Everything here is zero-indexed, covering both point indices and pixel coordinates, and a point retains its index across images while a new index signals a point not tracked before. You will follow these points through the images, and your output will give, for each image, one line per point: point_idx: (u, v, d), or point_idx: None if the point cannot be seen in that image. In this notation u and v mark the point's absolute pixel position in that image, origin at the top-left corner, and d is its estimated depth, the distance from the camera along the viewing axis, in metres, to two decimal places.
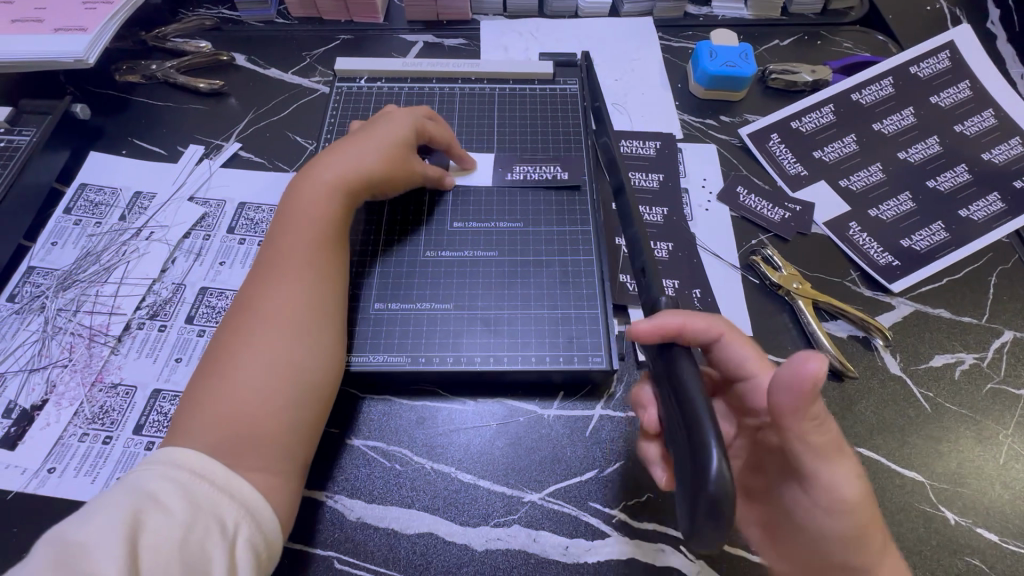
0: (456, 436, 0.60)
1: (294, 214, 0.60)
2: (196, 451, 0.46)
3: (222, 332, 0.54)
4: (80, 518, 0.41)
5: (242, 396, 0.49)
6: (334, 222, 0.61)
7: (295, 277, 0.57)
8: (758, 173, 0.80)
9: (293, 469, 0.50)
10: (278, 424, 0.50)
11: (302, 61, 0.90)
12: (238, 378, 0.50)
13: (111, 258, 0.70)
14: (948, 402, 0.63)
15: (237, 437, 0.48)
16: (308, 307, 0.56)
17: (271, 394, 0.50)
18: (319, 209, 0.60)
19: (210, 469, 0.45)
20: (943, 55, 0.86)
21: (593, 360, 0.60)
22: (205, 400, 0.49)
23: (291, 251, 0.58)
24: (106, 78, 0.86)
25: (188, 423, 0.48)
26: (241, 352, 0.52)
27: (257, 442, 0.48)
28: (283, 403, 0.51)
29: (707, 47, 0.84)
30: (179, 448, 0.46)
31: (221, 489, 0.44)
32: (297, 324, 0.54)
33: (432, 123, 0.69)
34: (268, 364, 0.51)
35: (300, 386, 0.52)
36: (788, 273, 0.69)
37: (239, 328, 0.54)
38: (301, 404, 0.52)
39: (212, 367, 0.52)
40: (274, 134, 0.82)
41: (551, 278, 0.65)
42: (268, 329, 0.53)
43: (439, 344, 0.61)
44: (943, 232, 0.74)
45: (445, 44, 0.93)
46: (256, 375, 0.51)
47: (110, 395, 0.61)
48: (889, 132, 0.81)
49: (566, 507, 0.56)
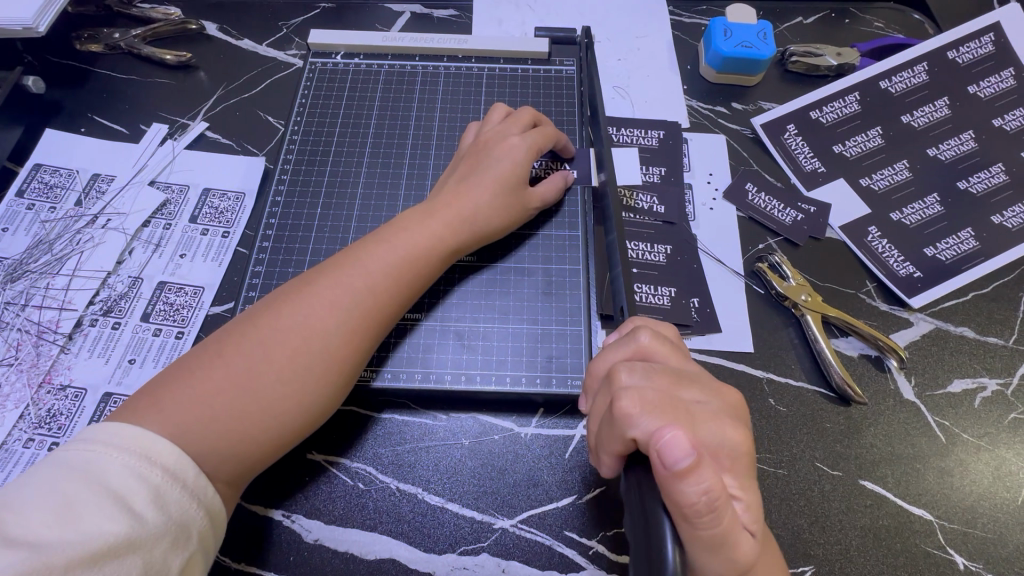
0: (425, 454, 0.55)
1: (381, 243, 0.53)
2: (166, 442, 0.41)
3: (245, 318, 0.49)
4: (28, 508, 0.36)
5: (225, 401, 0.45)
6: (424, 256, 0.54)
7: (348, 306, 0.50)
8: (770, 169, 0.72)
9: (252, 477, 0.47)
10: (252, 445, 0.45)
11: (279, 32, 0.83)
12: (231, 379, 0.45)
13: (64, 248, 0.65)
14: (965, 433, 0.57)
15: (202, 443, 0.43)
16: (344, 345, 0.49)
17: (259, 414, 0.45)
18: (417, 242, 0.54)
19: (181, 470, 0.41)
20: (986, 38, 0.77)
21: (572, 384, 0.55)
22: (195, 380, 0.45)
23: (364, 279, 0.51)
24: (65, 46, 0.80)
25: (166, 395, 0.44)
26: (253, 349, 0.47)
27: (220, 456, 0.44)
28: (269, 425, 0.46)
29: (721, 24, 0.76)
30: (145, 432, 0.41)
31: (189, 494, 0.41)
32: (324, 357, 0.48)
33: (541, 132, 0.61)
34: (274, 382, 0.46)
35: (291, 420, 0.47)
36: (797, 283, 0.63)
37: (265, 322, 0.48)
38: (284, 435, 0.47)
39: (224, 346, 0.47)
40: (244, 113, 0.76)
41: (533, 287, 0.60)
42: (293, 347, 0.47)
43: (409, 358, 0.56)
44: (972, 241, 0.67)
45: (434, 16, 0.85)
46: (255, 388, 0.46)
47: (59, 398, 0.57)
48: (920, 125, 0.73)
49: (540, 536, 0.52)
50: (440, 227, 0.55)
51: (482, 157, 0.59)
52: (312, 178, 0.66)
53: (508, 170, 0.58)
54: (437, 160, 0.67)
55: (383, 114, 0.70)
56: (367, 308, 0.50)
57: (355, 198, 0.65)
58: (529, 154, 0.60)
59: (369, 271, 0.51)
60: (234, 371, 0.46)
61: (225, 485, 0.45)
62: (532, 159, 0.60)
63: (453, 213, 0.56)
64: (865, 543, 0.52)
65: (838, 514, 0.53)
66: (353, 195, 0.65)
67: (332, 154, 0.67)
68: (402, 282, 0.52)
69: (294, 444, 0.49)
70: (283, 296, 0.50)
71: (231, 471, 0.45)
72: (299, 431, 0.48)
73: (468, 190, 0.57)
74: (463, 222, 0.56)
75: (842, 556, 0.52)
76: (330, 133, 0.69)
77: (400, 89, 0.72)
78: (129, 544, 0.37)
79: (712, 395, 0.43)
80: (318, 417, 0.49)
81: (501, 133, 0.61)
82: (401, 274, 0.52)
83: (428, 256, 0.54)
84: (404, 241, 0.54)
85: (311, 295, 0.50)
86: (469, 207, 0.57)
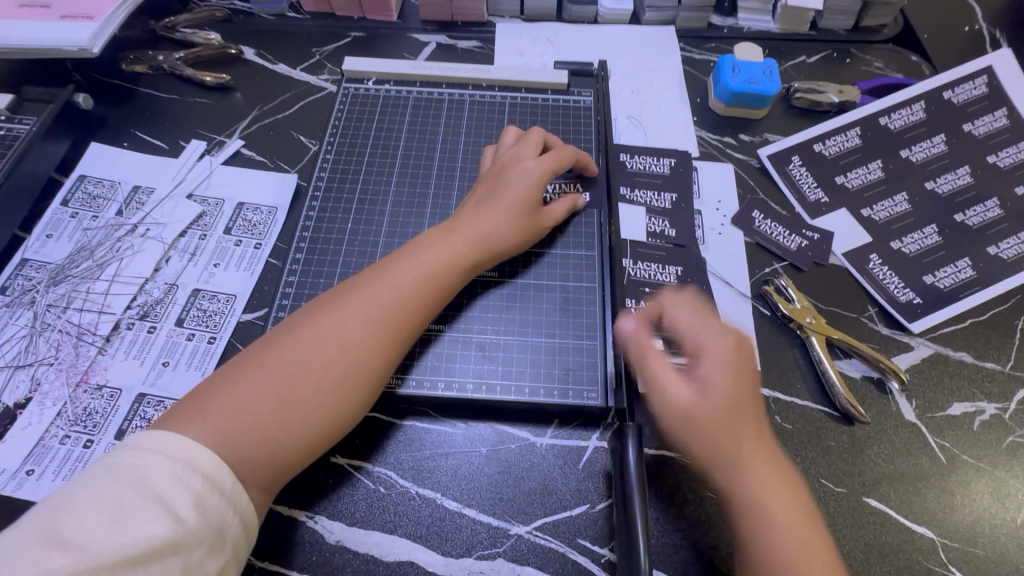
0: (444, 460, 0.57)
1: (409, 260, 0.57)
2: (207, 450, 0.44)
3: (280, 331, 0.52)
4: (79, 511, 0.38)
5: (264, 408, 0.47)
6: (448, 271, 0.57)
7: (377, 318, 0.53)
8: (775, 197, 0.76)
9: (283, 483, 0.49)
10: (288, 452, 0.48)
11: (312, 58, 0.88)
12: (269, 388, 0.48)
13: (105, 254, 0.69)
14: (965, 454, 0.59)
15: (243, 450, 0.45)
16: (374, 355, 0.52)
17: (296, 421, 0.48)
18: (441, 259, 0.57)
19: (219, 478, 0.43)
20: (979, 80, 0.82)
21: (587, 396, 0.58)
22: (235, 389, 0.48)
23: (393, 292, 0.54)
24: (112, 66, 0.85)
25: (207, 404, 0.47)
26: (290, 359, 0.49)
27: (258, 461, 0.46)
28: (304, 432, 0.48)
29: (729, 62, 0.81)
30: (187, 440, 0.44)
31: (225, 502, 0.43)
32: (356, 366, 0.51)
33: (556, 154, 0.65)
34: (309, 390, 0.49)
35: (324, 426, 0.49)
36: (801, 306, 0.66)
37: (300, 334, 0.51)
38: (318, 440, 0.49)
39: (262, 357, 0.50)
40: (278, 132, 0.80)
41: (551, 303, 0.63)
42: (327, 358, 0.50)
43: (432, 368, 0.59)
44: (969, 270, 0.70)
45: (458, 46, 0.90)
46: (292, 397, 0.48)
47: (95, 397, 0.60)
48: (918, 160, 0.77)
49: (554, 543, 0.54)
50: (462, 245, 0.58)
51: (499, 182, 0.63)
52: (343, 195, 0.69)
53: (522, 193, 0.62)
54: (462, 181, 0.71)
55: (411, 137, 0.74)
56: (396, 319, 0.53)
57: (383, 215, 0.68)
58: (544, 176, 0.63)
59: (398, 285, 0.54)
60: (272, 381, 0.48)
61: (259, 491, 0.47)
62: (547, 180, 0.64)
63: (474, 231, 0.59)
64: (869, 559, 0.54)
65: (843, 531, 0.55)
66: (382, 211, 0.68)
67: (362, 173, 0.71)
68: (429, 296, 0.56)
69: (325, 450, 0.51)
70: (316, 310, 0.53)
71: (266, 477, 0.47)
72: (330, 437, 0.50)
73: (487, 212, 0.61)
74: (482, 240, 0.59)
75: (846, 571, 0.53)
76: (361, 153, 0.73)
77: (427, 115, 0.76)
78: (171, 546, 0.39)
79: (724, 377, 0.52)
80: (349, 423, 0.51)
81: (518, 156, 0.65)
82: (427, 288, 0.55)
83: (451, 271, 0.57)
84: (430, 258, 0.57)
85: (344, 308, 0.53)
86: (488, 226, 0.60)
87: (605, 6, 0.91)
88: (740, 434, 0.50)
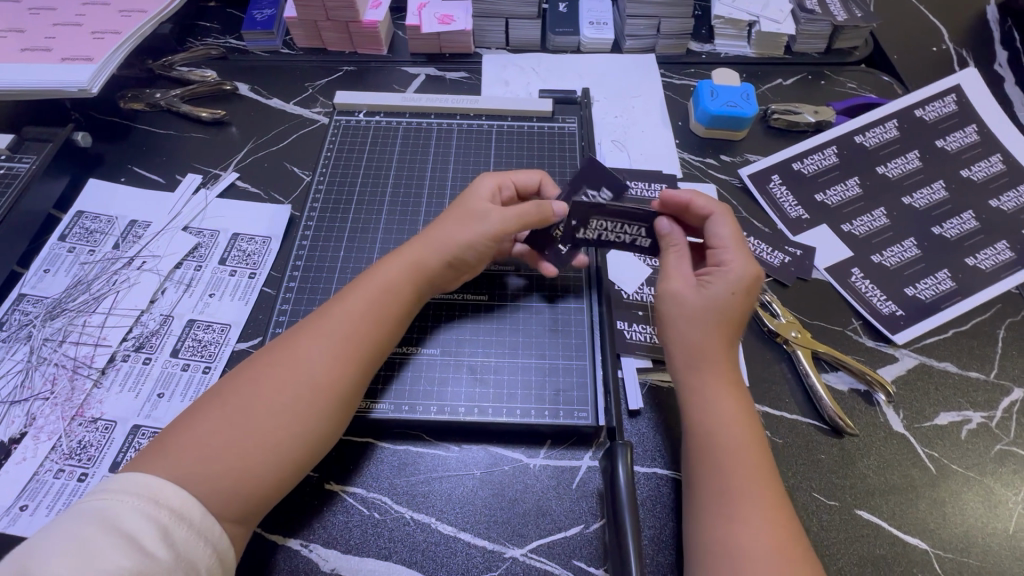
0: (438, 484, 0.58)
1: (361, 287, 0.57)
2: (175, 485, 0.44)
3: (237, 368, 0.53)
4: (45, 553, 0.38)
5: (220, 441, 0.47)
6: (400, 290, 0.58)
7: (331, 343, 0.53)
8: (758, 215, 0.78)
9: (262, 512, 0.49)
10: (251, 483, 0.47)
11: (305, 92, 0.91)
12: (224, 421, 0.48)
13: (102, 288, 0.70)
14: (954, 463, 0.60)
15: (208, 481, 0.45)
16: (329, 379, 0.52)
17: (256, 448, 0.47)
18: (394, 279, 0.58)
19: (186, 510, 0.43)
20: (948, 98, 0.85)
21: (578, 415, 0.59)
22: (194, 425, 0.48)
23: (346, 314, 0.55)
24: (111, 104, 0.88)
25: (172, 443, 0.46)
26: (244, 391, 0.50)
27: (227, 492, 0.45)
28: (268, 459, 0.48)
29: (708, 87, 0.84)
30: (154, 477, 0.44)
31: (196, 533, 0.43)
32: (310, 392, 0.51)
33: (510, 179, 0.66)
34: (263, 417, 0.49)
35: (290, 449, 0.49)
36: (787, 321, 0.67)
37: (256, 366, 0.52)
38: (281, 468, 0.48)
39: (221, 390, 0.50)
40: (272, 164, 0.82)
41: (541, 324, 0.64)
42: (281, 386, 0.50)
43: (423, 392, 0.60)
44: (949, 281, 0.72)
45: (447, 77, 0.93)
46: (247, 426, 0.48)
47: (90, 430, 0.60)
48: (894, 175, 0.80)
49: (549, 565, 0.54)
50: (412, 269, 0.59)
51: (454, 203, 0.64)
52: (335, 225, 0.71)
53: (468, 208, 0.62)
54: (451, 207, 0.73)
55: (401, 166, 0.76)
56: (350, 339, 0.54)
57: (375, 242, 0.70)
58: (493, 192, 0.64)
59: (350, 308, 0.55)
60: (229, 412, 0.49)
61: (234, 524, 0.46)
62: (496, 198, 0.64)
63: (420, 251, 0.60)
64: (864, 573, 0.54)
65: (837, 544, 0.55)
66: (373, 239, 0.70)
67: (354, 202, 0.73)
68: (384, 317, 0.56)
69: (298, 477, 0.51)
70: (275, 344, 0.54)
71: (238, 508, 0.46)
72: (295, 462, 0.49)
73: (433, 232, 0.61)
74: (431, 253, 0.59)
75: None
76: (352, 183, 0.75)
77: (417, 144, 0.78)
78: None
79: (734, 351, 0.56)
80: (313, 450, 0.50)
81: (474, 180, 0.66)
82: (381, 308, 0.56)
83: (403, 290, 0.58)
84: (382, 284, 0.57)
85: (299, 338, 0.53)
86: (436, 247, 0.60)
87: (587, 36, 0.94)
88: (732, 421, 0.52)
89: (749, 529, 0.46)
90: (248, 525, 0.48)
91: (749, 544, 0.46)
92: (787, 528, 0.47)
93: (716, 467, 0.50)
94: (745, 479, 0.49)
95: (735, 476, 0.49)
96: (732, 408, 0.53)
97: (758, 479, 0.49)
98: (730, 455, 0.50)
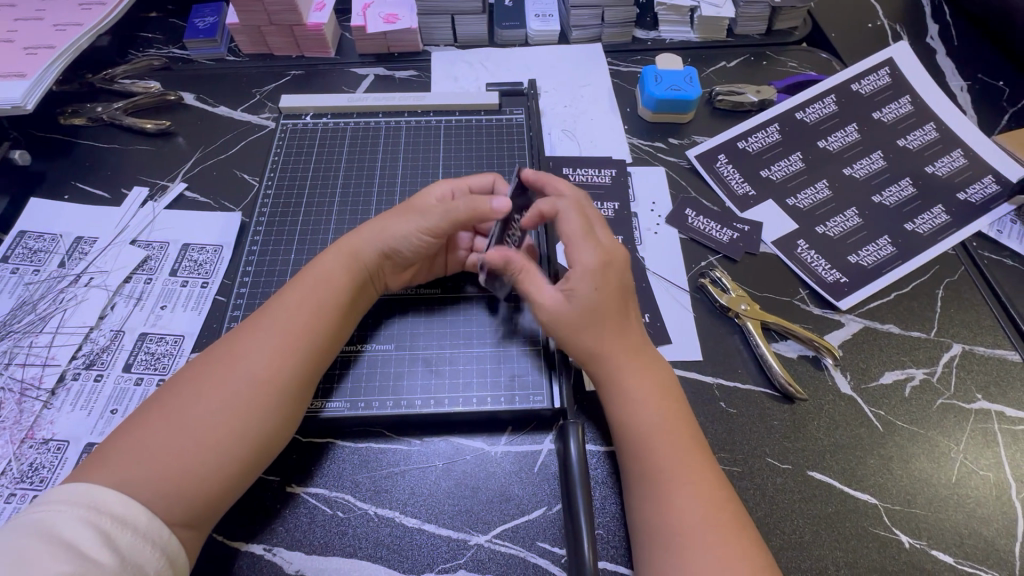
0: (402, 478, 0.58)
1: (301, 285, 0.58)
2: (115, 492, 0.44)
3: (178, 374, 0.53)
4: None
5: (160, 444, 0.47)
6: (343, 285, 0.58)
7: (273, 338, 0.53)
8: (706, 194, 0.80)
9: (213, 516, 0.48)
10: (196, 485, 0.46)
11: (252, 98, 0.90)
12: (165, 424, 0.48)
13: (48, 307, 0.68)
14: (899, 420, 0.62)
15: (150, 485, 0.45)
16: (273, 376, 0.52)
17: (198, 449, 0.47)
18: (337, 274, 0.59)
19: (131, 516, 0.43)
20: (883, 71, 0.88)
21: (534, 400, 0.60)
22: (134, 432, 0.47)
23: (289, 311, 0.55)
24: (51, 121, 0.86)
25: (112, 452, 0.46)
26: (185, 394, 0.50)
27: (169, 496, 0.45)
28: (212, 461, 0.48)
29: (652, 72, 0.85)
30: (94, 485, 0.44)
31: (140, 536, 0.43)
32: (252, 386, 0.51)
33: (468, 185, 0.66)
34: (204, 418, 0.48)
35: (235, 450, 0.49)
36: (736, 294, 0.69)
37: (199, 368, 0.52)
38: (229, 469, 0.48)
39: (163, 394, 0.50)
40: (221, 173, 0.81)
41: (494, 314, 0.66)
42: (223, 384, 0.50)
43: (380, 388, 0.61)
44: (890, 247, 0.74)
45: (396, 76, 0.93)
46: (188, 427, 0.48)
47: (41, 452, 0.59)
48: (834, 149, 0.82)
49: (513, 549, 0.54)
50: (353, 262, 0.60)
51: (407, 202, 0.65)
52: (286, 229, 0.71)
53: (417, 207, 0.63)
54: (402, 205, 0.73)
55: (350, 167, 0.76)
56: (294, 335, 0.54)
57: (326, 243, 0.70)
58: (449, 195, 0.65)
59: (292, 307, 0.56)
60: (168, 415, 0.48)
61: (184, 529, 0.46)
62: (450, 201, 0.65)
63: (371, 250, 0.61)
64: (817, 531, 0.56)
65: (790, 505, 0.57)
66: (324, 241, 0.70)
67: (304, 206, 0.73)
68: (327, 310, 0.56)
69: (248, 478, 0.50)
70: (219, 345, 0.54)
71: (185, 511, 0.46)
72: (242, 462, 0.49)
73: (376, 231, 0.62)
74: (372, 249, 0.61)
75: (797, 545, 0.55)
76: (301, 187, 0.74)
77: (365, 144, 0.78)
78: None
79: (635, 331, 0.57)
80: (262, 448, 0.50)
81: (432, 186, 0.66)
82: (323, 304, 0.56)
83: (344, 286, 0.58)
84: (324, 280, 0.58)
85: (240, 336, 0.54)
86: (392, 242, 0.61)
87: (533, 29, 0.95)
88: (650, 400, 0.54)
89: (682, 504, 0.49)
90: (199, 531, 0.47)
91: (686, 517, 0.48)
92: (717, 492, 0.49)
93: (642, 448, 0.52)
94: (673, 455, 0.51)
95: (661, 454, 0.51)
96: (647, 387, 0.55)
97: (682, 451, 0.51)
98: (657, 434, 0.52)
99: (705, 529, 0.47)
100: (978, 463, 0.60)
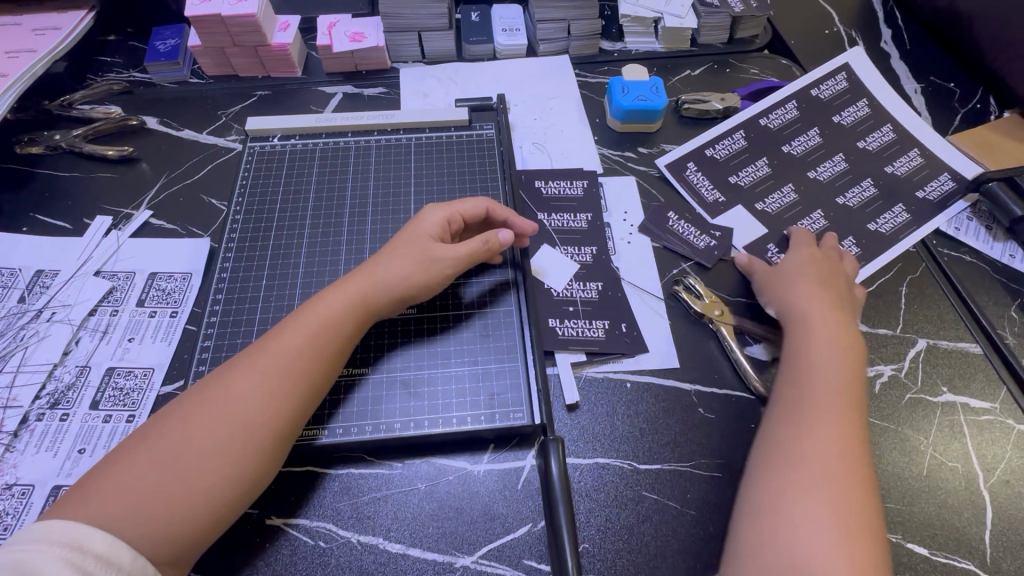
0: (384, 503, 0.57)
1: (298, 321, 0.56)
2: (99, 530, 0.42)
3: (167, 410, 0.51)
4: None
5: (147, 486, 0.46)
6: (339, 321, 0.57)
7: (267, 380, 0.52)
8: (677, 202, 0.81)
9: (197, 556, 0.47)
10: (182, 527, 0.46)
11: (217, 120, 0.88)
12: (154, 465, 0.47)
13: (9, 345, 0.66)
14: (871, 416, 0.64)
15: (136, 526, 0.44)
16: (263, 416, 0.51)
17: (187, 491, 0.46)
18: (335, 309, 0.58)
19: (114, 554, 0.42)
20: (841, 76, 0.91)
21: (514, 417, 0.60)
22: (118, 472, 0.46)
23: (282, 350, 0.54)
24: (6, 152, 0.83)
25: (94, 490, 0.45)
26: (176, 433, 0.49)
27: (155, 538, 0.44)
28: (200, 502, 0.47)
29: (619, 83, 0.87)
30: (77, 523, 0.42)
31: None
32: (245, 428, 0.50)
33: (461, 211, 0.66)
34: (195, 460, 0.47)
35: (221, 491, 0.48)
36: (709, 300, 0.70)
37: (189, 406, 0.50)
38: (216, 511, 0.47)
39: (149, 432, 0.49)
40: (187, 198, 0.80)
41: (471, 332, 0.66)
42: (218, 426, 0.49)
43: (358, 413, 0.60)
44: (854, 247, 0.76)
45: (365, 94, 0.93)
46: (183, 469, 0.47)
47: (4, 498, 0.56)
48: (798, 153, 0.85)
49: (500, 568, 0.54)
50: (354, 297, 0.59)
51: (402, 235, 0.65)
52: (256, 254, 0.70)
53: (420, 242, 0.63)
54: (374, 225, 0.72)
55: (321, 188, 0.75)
56: (288, 376, 0.53)
57: (298, 267, 0.69)
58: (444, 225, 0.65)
59: (286, 344, 0.54)
60: (156, 457, 0.47)
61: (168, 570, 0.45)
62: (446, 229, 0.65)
63: (378, 288, 0.60)
64: None
65: None
66: (296, 265, 0.69)
67: (274, 230, 0.72)
68: (322, 349, 0.55)
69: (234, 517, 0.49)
70: (207, 381, 0.53)
71: (171, 553, 0.45)
72: (230, 504, 0.48)
73: (378, 266, 0.61)
74: (373, 286, 0.60)
75: None
76: (271, 210, 0.73)
77: (335, 165, 0.78)
78: None
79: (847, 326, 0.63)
80: (250, 490, 0.50)
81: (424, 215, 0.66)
82: (318, 343, 0.55)
83: (342, 322, 0.57)
84: (319, 315, 0.57)
85: (234, 374, 0.52)
86: (399, 278, 0.61)
87: (501, 43, 0.96)
88: (834, 419, 0.55)
89: (809, 497, 0.50)
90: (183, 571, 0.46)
91: (809, 507, 0.49)
92: (860, 498, 0.50)
93: (802, 441, 0.54)
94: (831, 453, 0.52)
95: (809, 450, 0.53)
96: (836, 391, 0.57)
97: (841, 455, 0.52)
98: (822, 429, 0.54)
99: (832, 525, 0.48)
100: (947, 454, 0.62)
